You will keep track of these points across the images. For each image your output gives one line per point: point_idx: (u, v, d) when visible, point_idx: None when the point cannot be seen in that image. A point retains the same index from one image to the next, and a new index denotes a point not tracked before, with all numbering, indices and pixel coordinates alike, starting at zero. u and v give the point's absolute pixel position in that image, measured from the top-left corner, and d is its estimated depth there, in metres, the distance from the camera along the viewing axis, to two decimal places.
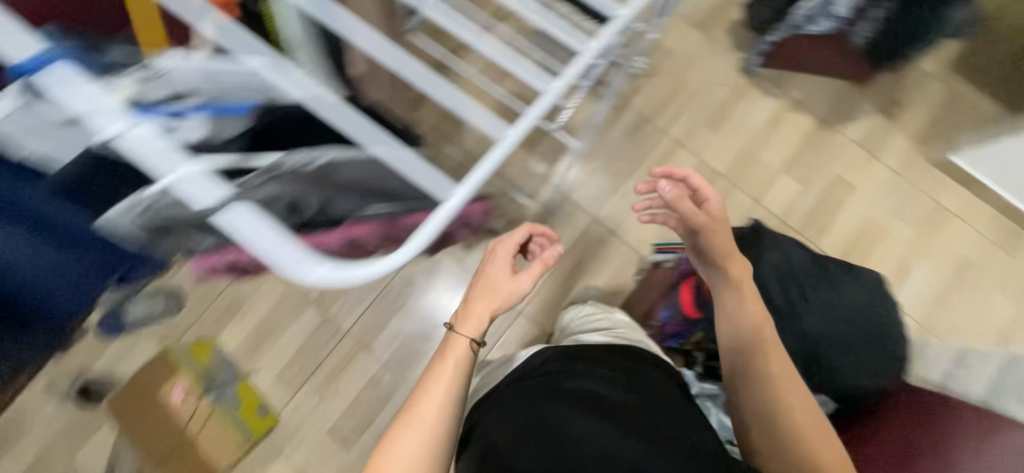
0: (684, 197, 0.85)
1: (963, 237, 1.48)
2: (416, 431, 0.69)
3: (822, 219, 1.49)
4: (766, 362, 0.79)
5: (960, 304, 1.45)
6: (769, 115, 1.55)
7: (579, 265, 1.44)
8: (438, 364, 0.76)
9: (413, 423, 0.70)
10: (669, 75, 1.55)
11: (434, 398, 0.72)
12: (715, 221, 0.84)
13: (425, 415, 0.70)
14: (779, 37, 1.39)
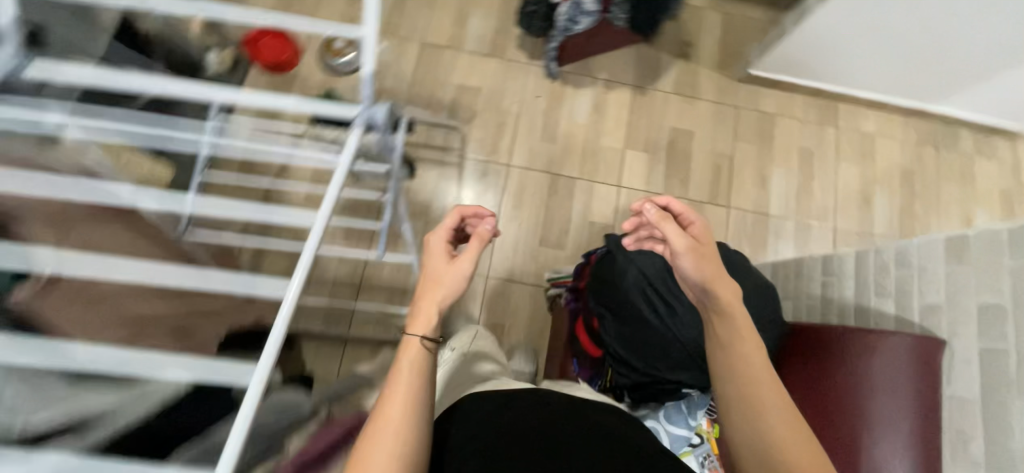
0: (668, 217, 0.77)
1: (793, 131, 1.62)
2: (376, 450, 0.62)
3: (680, 172, 1.56)
4: (759, 388, 0.67)
5: (817, 188, 1.59)
6: (592, 104, 1.59)
7: (494, 328, 1.41)
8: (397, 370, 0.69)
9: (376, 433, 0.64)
10: (488, 111, 1.55)
11: (396, 401, 0.65)
12: (699, 243, 0.76)
13: (389, 417, 0.64)
14: (557, 42, 1.42)
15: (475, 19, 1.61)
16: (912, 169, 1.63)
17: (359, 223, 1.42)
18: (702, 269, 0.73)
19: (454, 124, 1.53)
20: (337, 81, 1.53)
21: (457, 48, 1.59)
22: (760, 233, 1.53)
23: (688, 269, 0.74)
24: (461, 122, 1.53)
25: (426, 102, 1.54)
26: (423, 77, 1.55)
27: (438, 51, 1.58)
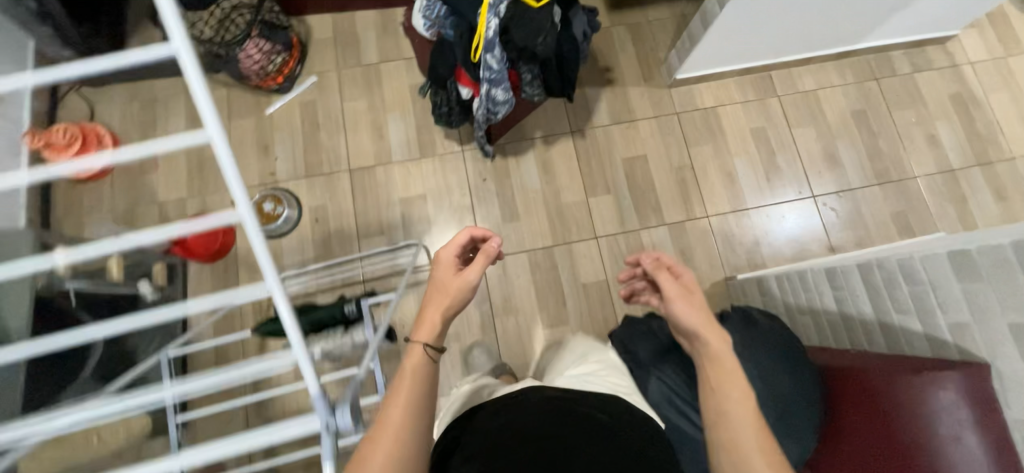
0: (664, 266, 0.83)
1: (738, 116, 1.60)
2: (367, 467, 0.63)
3: (648, 200, 1.52)
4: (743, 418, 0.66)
5: (782, 163, 1.56)
6: (538, 166, 1.54)
7: None
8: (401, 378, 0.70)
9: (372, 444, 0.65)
10: (442, 213, 1.49)
11: (398, 402, 0.68)
12: (688, 290, 0.80)
13: (390, 419, 0.66)
14: (483, 130, 1.32)
15: (393, 126, 1.54)
16: (863, 107, 1.62)
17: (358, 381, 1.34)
18: (705, 329, 0.74)
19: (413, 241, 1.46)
20: (281, 244, 1.45)
21: (387, 162, 1.52)
22: (745, 230, 1.50)
23: (683, 317, 0.76)
24: (419, 236, 1.46)
25: (377, 230, 1.46)
26: (364, 205, 1.48)
27: (369, 172, 1.51)
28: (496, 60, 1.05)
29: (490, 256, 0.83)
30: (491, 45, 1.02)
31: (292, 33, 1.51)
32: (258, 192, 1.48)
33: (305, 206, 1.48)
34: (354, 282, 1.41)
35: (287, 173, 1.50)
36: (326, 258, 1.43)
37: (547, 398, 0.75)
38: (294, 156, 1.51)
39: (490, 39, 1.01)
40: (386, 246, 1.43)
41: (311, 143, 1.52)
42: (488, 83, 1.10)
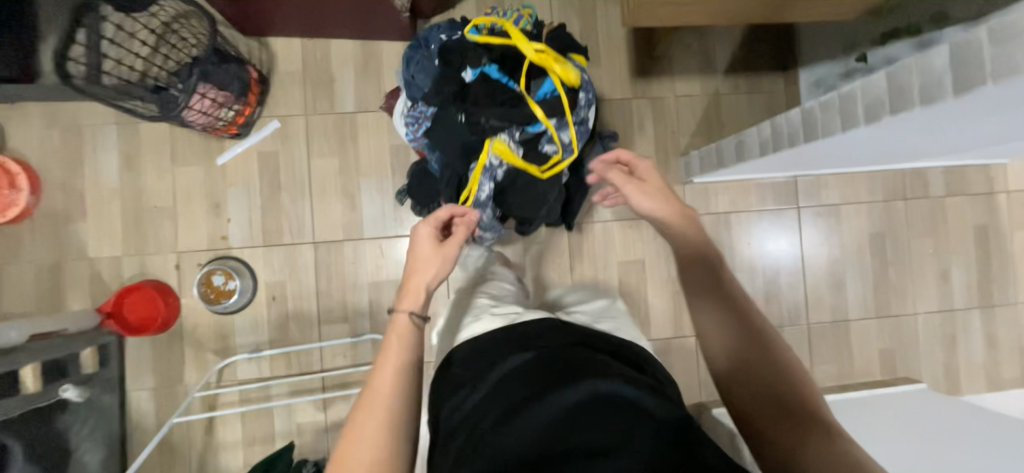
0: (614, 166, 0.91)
1: (750, 224, 1.46)
2: (372, 420, 0.66)
3: (638, 309, 1.42)
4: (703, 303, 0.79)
5: (782, 283, 1.47)
6: (526, 258, 1.39)
7: None
8: (386, 343, 0.72)
9: (369, 404, 0.67)
10: None
11: (385, 366, 0.70)
12: (646, 183, 0.88)
13: (377, 392, 0.68)
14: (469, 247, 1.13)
15: (368, 195, 1.35)
16: (883, 230, 1.50)
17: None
18: (690, 265, 0.82)
19: (380, 332, 1.34)
20: (231, 321, 1.30)
21: (356, 237, 1.34)
22: None
23: (643, 203, 0.86)
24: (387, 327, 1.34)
25: (342, 315, 1.33)
26: (329, 285, 1.33)
27: (336, 247, 1.34)
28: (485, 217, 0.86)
29: (469, 224, 0.81)
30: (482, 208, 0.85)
31: (250, 71, 1.23)
32: (207, 258, 1.30)
33: (261, 279, 1.32)
34: (311, 373, 1.32)
35: (242, 239, 1.31)
36: (282, 342, 1.31)
37: (533, 330, 0.80)
38: (250, 219, 1.32)
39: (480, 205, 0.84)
40: (347, 339, 1.31)
41: (270, 206, 1.32)
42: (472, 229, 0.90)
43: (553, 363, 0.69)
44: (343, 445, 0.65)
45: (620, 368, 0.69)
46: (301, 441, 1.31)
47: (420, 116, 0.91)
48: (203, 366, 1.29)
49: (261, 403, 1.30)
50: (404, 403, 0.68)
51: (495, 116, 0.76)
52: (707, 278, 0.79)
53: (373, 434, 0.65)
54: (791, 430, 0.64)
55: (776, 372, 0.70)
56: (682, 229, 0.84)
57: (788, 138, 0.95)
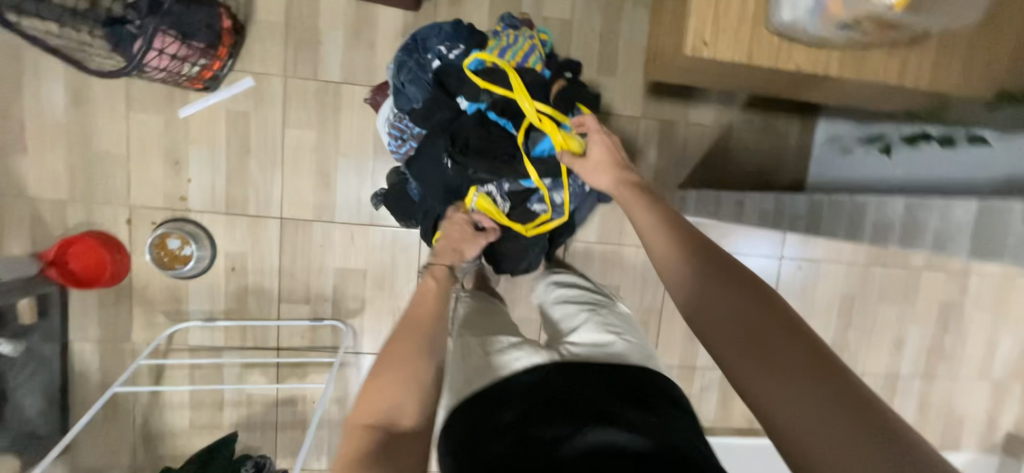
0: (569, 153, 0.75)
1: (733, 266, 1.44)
2: (411, 343, 0.60)
3: None
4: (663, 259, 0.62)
5: None
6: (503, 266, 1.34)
7: None
8: (425, 286, 0.70)
9: (407, 329, 0.62)
10: (380, 295, 1.30)
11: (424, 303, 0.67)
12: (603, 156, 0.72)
13: (413, 318, 0.64)
14: None
15: (344, 176, 1.25)
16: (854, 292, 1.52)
17: (256, 441, 1.30)
18: (630, 205, 0.68)
19: (341, 319, 1.30)
20: (186, 286, 1.25)
21: (327, 218, 1.27)
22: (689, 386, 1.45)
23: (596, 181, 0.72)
24: (349, 315, 1.30)
25: (303, 296, 1.29)
26: (293, 264, 1.27)
27: (304, 226, 1.26)
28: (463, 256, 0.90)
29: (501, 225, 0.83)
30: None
31: (222, 16, 1.08)
32: (163, 218, 1.21)
33: (221, 248, 1.24)
34: (266, 348, 1.29)
35: (202, 203, 1.22)
36: (238, 313, 1.27)
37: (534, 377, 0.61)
38: (213, 183, 1.22)
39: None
40: (307, 321, 1.28)
41: (236, 172, 1.22)
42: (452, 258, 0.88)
43: (561, 409, 0.56)
44: (382, 357, 0.59)
45: (637, 406, 0.57)
46: (249, 411, 1.29)
47: (405, 131, 0.83)
48: (152, 326, 1.25)
49: (212, 370, 1.28)
50: (437, 338, 0.63)
51: (484, 168, 0.76)
52: (654, 218, 0.64)
53: (408, 360, 0.58)
54: (776, 376, 0.48)
55: (745, 303, 0.53)
56: (617, 187, 0.70)
57: (791, 218, 0.94)
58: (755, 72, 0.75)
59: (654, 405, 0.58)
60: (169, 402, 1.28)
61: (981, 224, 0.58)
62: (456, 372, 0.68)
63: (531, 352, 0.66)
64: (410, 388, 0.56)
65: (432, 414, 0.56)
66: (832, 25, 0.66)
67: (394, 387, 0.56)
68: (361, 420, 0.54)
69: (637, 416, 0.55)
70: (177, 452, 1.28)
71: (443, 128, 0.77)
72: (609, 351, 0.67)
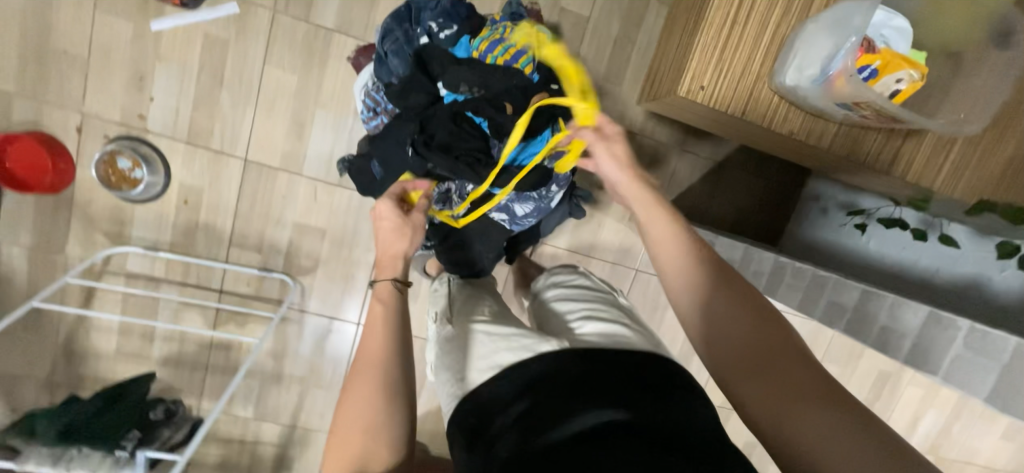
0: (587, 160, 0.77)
1: None
2: (367, 386, 0.61)
3: None
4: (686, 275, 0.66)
5: None
6: None
7: None
8: (372, 313, 0.68)
9: (361, 369, 0.62)
10: (336, 258, 1.26)
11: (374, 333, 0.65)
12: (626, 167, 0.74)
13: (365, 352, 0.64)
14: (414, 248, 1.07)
15: (320, 129, 1.19)
16: None
17: (182, 379, 1.27)
18: (647, 212, 0.71)
19: (291, 274, 1.26)
20: (132, 209, 1.19)
21: (294, 170, 1.20)
22: None
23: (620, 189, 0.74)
24: (300, 272, 1.26)
25: (256, 244, 1.23)
26: (250, 209, 1.21)
27: (268, 172, 1.20)
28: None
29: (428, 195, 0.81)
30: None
31: None
32: (118, 134, 1.14)
33: (175, 178, 1.18)
34: (208, 289, 1.24)
35: (163, 126, 1.15)
36: (185, 248, 1.22)
37: (542, 365, 0.58)
38: (178, 108, 1.14)
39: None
40: (255, 270, 1.23)
41: (205, 101, 1.15)
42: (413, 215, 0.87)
43: (562, 391, 0.54)
44: (345, 396, 0.61)
45: (650, 391, 0.54)
46: (180, 348, 1.25)
47: (379, 104, 0.86)
48: (90, 243, 1.19)
49: (147, 300, 1.23)
50: (393, 371, 0.63)
51: (444, 166, 0.75)
52: (667, 229, 0.69)
53: (366, 398, 0.60)
54: (784, 386, 0.56)
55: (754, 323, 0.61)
56: (637, 193, 0.72)
57: (753, 274, 0.96)
58: (749, 126, 0.73)
59: (675, 394, 0.55)
60: (95, 323, 1.22)
61: (924, 332, 0.61)
62: (456, 368, 0.67)
63: (540, 339, 0.63)
64: (376, 436, 0.59)
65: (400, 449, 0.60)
66: (835, 99, 0.63)
67: (361, 438, 0.59)
68: (329, 468, 0.60)
69: (639, 402, 0.53)
70: (98, 376, 1.24)
71: (415, 112, 0.77)
72: (620, 343, 0.62)
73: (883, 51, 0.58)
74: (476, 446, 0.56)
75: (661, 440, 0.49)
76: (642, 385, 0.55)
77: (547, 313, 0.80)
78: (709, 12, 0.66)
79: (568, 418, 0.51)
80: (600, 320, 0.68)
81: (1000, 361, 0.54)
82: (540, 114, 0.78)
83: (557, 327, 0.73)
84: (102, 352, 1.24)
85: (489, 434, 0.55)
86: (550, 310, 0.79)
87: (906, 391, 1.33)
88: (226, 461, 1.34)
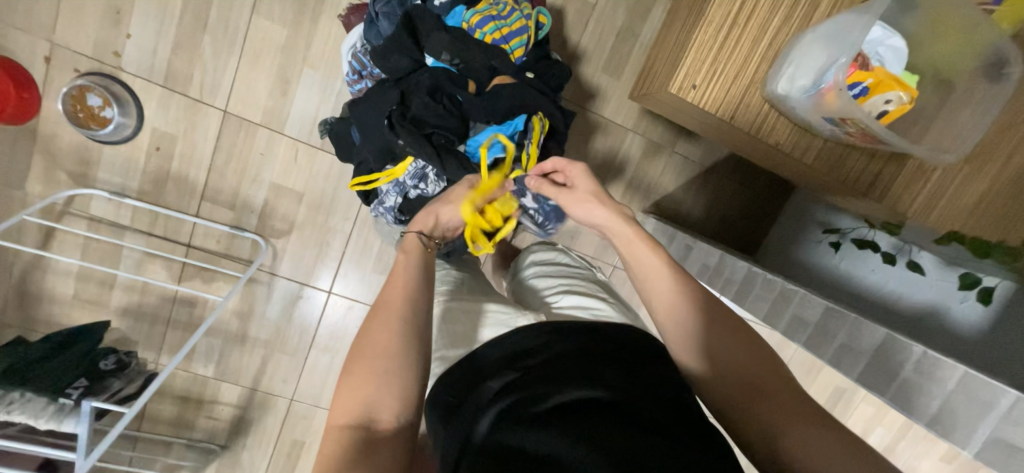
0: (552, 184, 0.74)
1: None
2: (381, 334, 0.56)
3: None
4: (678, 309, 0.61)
5: None
6: None
7: (296, 441, 1.37)
8: (396, 262, 0.65)
9: (379, 316, 0.57)
10: (311, 224, 1.23)
11: (396, 283, 0.61)
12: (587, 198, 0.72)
13: (386, 300, 0.60)
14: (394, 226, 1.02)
15: (306, 88, 1.15)
16: None
17: (140, 332, 1.23)
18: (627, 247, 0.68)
19: (263, 235, 1.22)
20: (99, 150, 1.13)
21: (275, 128, 1.16)
22: None
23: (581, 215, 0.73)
24: (273, 234, 1.23)
25: (229, 201, 1.20)
26: (225, 164, 1.17)
27: (248, 127, 1.15)
28: (390, 217, 0.87)
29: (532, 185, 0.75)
30: (388, 207, 0.85)
31: None
32: (89, 69, 1.08)
33: (148, 122, 1.13)
34: (175, 242, 1.20)
35: (138, 66, 1.09)
36: (153, 196, 1.17)
37: (521, 344, 0.58)
38: (156, 48, 1.09)
39: (388, 204, 0.85)
40: (226, 227, 1.19)
41: (186, 45, 1.09)
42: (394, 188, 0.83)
43: (541, 371, 0.53)
44: (357, 346, 0.55)
45: (632, 376, 0.52)
46: (142, 299, 1.22)
47: (365, 68, 0.85)
48: (52, 182, 1.13)
49: (109, 247, 1.18)
50: (414, 322, 0.58)
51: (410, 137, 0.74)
52: (652, 255, 0.65)
53: (384, 346, 0.55)
54: (786, 419, 0.51)
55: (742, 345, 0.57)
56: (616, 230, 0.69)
57: (724, 281, 0.99)
58: (737, 133, 0.72)
59: (657, 380, 0.52)
60: (51, 266, 1.18)
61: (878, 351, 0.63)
62: (438, 345, 0.66)
63: (517, 313, 0.65)
64: (389, 386, 0.52)
65: (412, 409, 0.53)
66: (824, 113, 0.62)
67: (372, 389, 0.52)
68: (340, 421, 0.51)
69: (621, 379, 0.51)
70: (51, 320, 1.20)
71: (397, 75, 0.79)
72: (596, 315, 0.64)
73: (877, 69, 0.57)
74: (451, 425, 0.54)
75: (642, 418, 0.46)
76: (616, 364, 0.53)
77: (524, 290, 0.79)
78: (710, 7, 0.64)
79: (547, 397, 0.49)
80: (578, 294, 0.69)
81: (945, 388, 0.55)
82: (517, 94, 0.77)
83: (535, 303, 0.73)
84: (56, 297, 1.19)
85: (465, 413, 0.53)
86: (528, 287, 0.78)
87: (858, 407, 1.38)
88: (181, 419, 1.32)
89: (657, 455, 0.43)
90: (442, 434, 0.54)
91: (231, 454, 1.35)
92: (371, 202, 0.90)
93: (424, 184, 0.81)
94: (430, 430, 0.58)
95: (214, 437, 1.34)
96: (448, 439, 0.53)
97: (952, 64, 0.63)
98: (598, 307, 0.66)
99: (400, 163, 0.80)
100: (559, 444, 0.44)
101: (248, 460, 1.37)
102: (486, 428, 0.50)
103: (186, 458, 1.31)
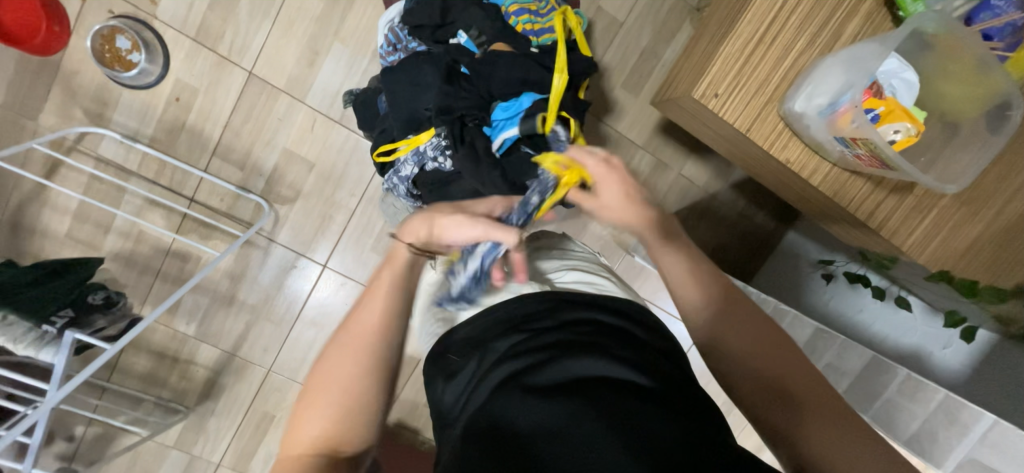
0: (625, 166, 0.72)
1: None
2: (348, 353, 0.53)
3: None
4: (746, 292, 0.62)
5: None
6: None
7: (266, 413, 1.34)
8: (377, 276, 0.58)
9: (348, 337, 0.54)
10: (317, 195, 1.24)
11: (373, 303, 0.56)
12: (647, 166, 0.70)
13: (361, 323, 0.55)
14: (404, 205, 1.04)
15: (332, 62, 1.17)
16: None
17: (126, 280, 1.21)
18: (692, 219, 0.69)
19: (267, 200, 1.22)
20: (119, 92, 1.14)
21: (297, 95, 1.18)
22: None
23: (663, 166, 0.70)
24: (278, 200, 1.23)
25: (239, 161, 1.20)
26: (242, 124, 1.18)
27: (270, 92, 1.17)
28: (403, 188, 0.89)
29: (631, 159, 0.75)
30: (402, 177, 0.87)
31: None
32: (123, 12, 1.11)
33: (173, 72, 1.14)
34: (179, 194, 1.20)
35: (172, 16, 1.11)
36: (165, 146, 1.18)
37: (523, 309, 0.59)
38: (193, 2, 1.11)
39: (403, 173, 0.86)
40: (232, 187, 1.19)
41: (222, 3, 1.12)
42: (416, 159, 0.84)
43: (546, 337, 0.54)
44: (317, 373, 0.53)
45: (643, 356, 0.53)
46: (135, 247, 1.20)
47: (400, 42, 0.88)
48: (66, 118, 1.14)
49: (112, 189, 1.18)
50: (384, 345, 0.54)
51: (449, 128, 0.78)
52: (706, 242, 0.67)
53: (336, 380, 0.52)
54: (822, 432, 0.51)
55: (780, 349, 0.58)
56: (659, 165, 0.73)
57: None
58: (751, 147, 0.75)
59: (663, 360, 0.54)
60: (46, 205, 1.16)
61: (863, 373, 0.91)
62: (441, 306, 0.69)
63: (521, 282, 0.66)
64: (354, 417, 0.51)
65: (376, 431, 0.53)
66: (835, 135, 0.66)
67: (336, 402, 0.51)
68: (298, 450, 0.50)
69: (627, 355, 0.52)
70: (40, 255, 1.18)
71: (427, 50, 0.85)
72: (596, 290, 0.66)
73: (889, 99, 0.63)
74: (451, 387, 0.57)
75: (642, 390, 0.48)
76: (622, 340, 0.54)
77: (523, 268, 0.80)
78: (741, 21, 0.67)
79: (547, 363, 0.51)
80: (580, 271, 0.71)
81: (927, 410, 0.82)
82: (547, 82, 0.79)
83: (535, 277, 0.73)
84: (46, 234, 1.18)
85: (467, 375, 0.56)
86: (527, 266, 0.79)
87: None
88: (153, 375, 1.29)
89: (659, 436, 0.44)
90: (444, 391, 0.57)
91: (198, 418, 1.32)
92: (384, 174, 0.92)
93: (442, 158, 0.82)
94: (431, 396, 0.60)
95: (184, 399, 1.31)
96: (447, 396, 0.57)
97: (960, 109, 0.67)
98: (594, 281, 0.68)
99: (423, 132, 0.82)
100: (552, 415, 0.46)
101: (213, 426, 1.33)
102: (482, 399, 0.51)
103: (150, 415, 1.28)
